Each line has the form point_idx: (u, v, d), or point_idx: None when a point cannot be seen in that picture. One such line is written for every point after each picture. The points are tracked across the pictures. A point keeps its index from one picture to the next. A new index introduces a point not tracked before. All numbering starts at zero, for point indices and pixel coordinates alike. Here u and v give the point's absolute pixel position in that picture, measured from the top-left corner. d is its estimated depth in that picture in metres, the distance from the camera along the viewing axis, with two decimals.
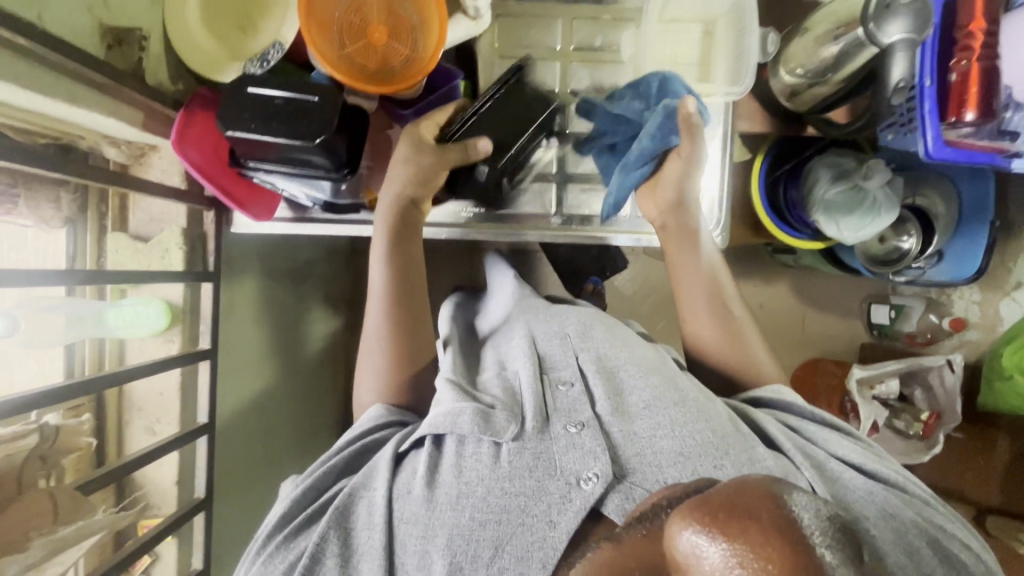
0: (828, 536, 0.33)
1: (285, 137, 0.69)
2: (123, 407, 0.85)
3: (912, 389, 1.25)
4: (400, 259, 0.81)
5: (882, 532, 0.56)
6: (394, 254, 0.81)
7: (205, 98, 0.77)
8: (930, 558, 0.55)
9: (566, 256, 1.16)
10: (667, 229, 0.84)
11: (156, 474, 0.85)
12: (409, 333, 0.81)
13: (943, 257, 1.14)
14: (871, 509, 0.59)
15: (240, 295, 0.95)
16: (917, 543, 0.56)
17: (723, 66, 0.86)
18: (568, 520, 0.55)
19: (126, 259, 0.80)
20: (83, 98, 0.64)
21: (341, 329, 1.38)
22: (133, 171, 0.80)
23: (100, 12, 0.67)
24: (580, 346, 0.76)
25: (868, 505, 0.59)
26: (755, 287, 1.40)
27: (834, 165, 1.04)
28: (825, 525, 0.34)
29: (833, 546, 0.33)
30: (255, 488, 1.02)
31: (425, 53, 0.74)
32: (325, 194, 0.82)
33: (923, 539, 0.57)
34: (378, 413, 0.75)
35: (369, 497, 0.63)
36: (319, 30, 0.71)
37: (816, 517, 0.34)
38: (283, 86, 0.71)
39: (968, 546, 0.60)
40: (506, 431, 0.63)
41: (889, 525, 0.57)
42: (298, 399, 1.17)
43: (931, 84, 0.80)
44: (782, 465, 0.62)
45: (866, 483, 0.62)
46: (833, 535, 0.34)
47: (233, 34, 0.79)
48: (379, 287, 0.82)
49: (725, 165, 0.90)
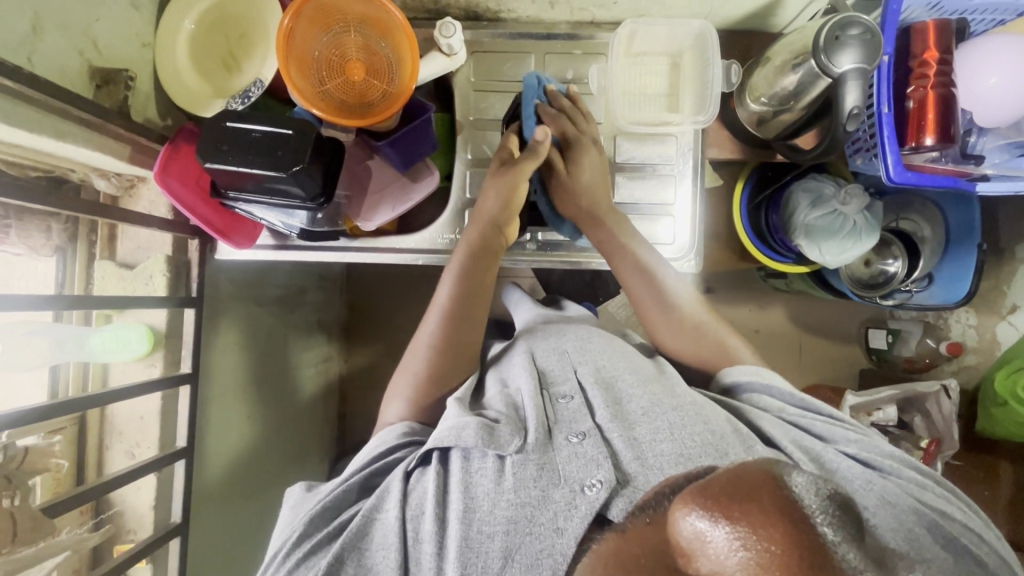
0: (829, 515, 0.30)
1: (262, 169, 0.66)
2: (102, 433, 0.79)
3: (911, 416, 1.22)
4: (468, 279, 0.78)
5: (883, 518, 0.53)
6: (465, 271, 0.79)
7: (191, 133, 0.75)
8: (931, 544, 0.52)
9: (561, 280, 1.15)
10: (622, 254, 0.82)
11: (133, 497, 0.78)
12: (462, 343, 0.77)
13: (933, 280, 1.15)
14: (872, 498, 0.55)
15: (226, 321, 0.92)
16: (918, 531, 0.53)
17: (690, 96, 0.84)
18: (575, 525, 0.53)
19: (112, 286, 0.77)
20: (70, 133, 0.62)
21: (333, 358, 1.34)
22: (123, 203, 0.78)
23: (91, 54, 0.64)
24: (578, 360, 0.74)
25: (866, 493, 0.56)
26: (752, 312, 1.40)
27: (813, 189, 1.03)
28: (826, 503, 0.31)
29: (835, 524, 0.30)
30: (239, 529, 0.96)
31: (400, 86, 0.75)
32: (301, 222, 0.79)
33: (923, 524, 0.54)
34: (399, 432, 0.70)
35: (385, 518, 0.58)
36: (297, 68, 0.72)
37: (817, 495, 0.31)
38: (264, 119, 0.68)
39: (971, 529, 0.56)
40: (510, 444, 0.60)
41: (888, 510, 0.54)
42: (288, 433, 1.12)
43: (886, 111, 0.75)
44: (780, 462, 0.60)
45: (863, 470, 0.59)
46: (836, 514, 0.30)
47: (220, 70, 0.77)
48: (442, 297, 0.78)
49: (697, 195, 0.88)
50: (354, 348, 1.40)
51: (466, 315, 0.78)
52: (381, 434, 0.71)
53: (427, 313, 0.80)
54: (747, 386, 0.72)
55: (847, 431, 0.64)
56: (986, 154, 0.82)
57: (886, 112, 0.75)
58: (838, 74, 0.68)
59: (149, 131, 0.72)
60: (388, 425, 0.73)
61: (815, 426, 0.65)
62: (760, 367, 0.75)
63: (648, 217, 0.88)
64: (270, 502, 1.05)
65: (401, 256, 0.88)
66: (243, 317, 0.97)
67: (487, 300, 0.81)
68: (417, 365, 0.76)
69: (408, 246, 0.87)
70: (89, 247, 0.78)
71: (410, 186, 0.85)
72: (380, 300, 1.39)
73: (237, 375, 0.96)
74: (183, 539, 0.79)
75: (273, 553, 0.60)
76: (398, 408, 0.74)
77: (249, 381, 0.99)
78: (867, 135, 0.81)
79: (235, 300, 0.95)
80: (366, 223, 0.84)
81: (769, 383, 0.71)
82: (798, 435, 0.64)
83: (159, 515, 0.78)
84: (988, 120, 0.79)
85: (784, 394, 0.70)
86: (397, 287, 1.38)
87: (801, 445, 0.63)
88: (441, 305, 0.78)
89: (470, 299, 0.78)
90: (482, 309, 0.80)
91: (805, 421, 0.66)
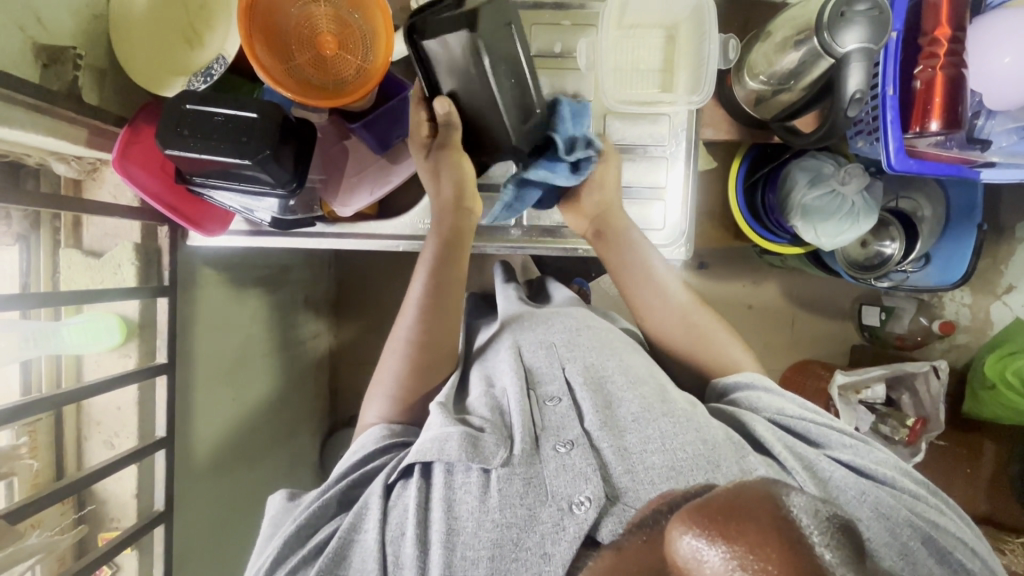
0: (829, 536, 0.30)
1: (229, 157, 0.63)
2: (81, 423, 0.78)
3: (899, 394, 1.22)
4: (444, 269, 0.75)
5: (877, 533, 0.53)
6: (438, 262, 0.75)
7: (152, 112, 0.70)
8: (925, 559, 0.53)
9: (551, 259, 1.12)
10: (629, 279, 0.80)
11: (115, 486, 0.78)
12: (443, 335, 0.75)
13: (929, 261, 1.13)
14: (865, 510, 0.55)
15: (206, 306, 0.90)
16: (913, 546, 0.53)
17: (685, 73, 0.79)
18: (563, 550, 0.51)
19: (80, 276, 0.75)
20: (16, 119, 0.58)
21: (322, 335, 1.33)
22: (86, 187, 0.75)
23: (34, 31, 0.59)
24: (566, 357, 0.72)
25: (860, 505, 0.55)
26: (744, 290, 1.38)
27: (812, 168, 1.00)
28: (825, 522, 0.30)
29: (835, 546, 0.29)
30: (230, 511, 0.97)
31: (376, 62, 0.69)
32: (271, 209, 0.76)
33: (917, 537, 0.54)
34: (381, 434, 0.68)
35: (363, 541, 0.57)
36: (262, 41, 0.66)
37: (817, 517, 0.30)
38: (225, 102, 0.64)
39: (963, 540, 0.56)
40: (495, 457, 0.58)
41: (883, 524, 0.54)
42: (278, 412, 1.12)
43: (891, 94, 0.72)
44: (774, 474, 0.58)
45: (858, 480, 0.57)
46: (835, 534, 0.30)
47: (179, 45, 0.71)
48: (417, 294, 0.75)
49: (690, 176, 0.84)
50: (343, 325, 1.38)
51: (443, 307, 0.75)
52: (360, 439, 0.69)
53: (402, 309, 0.76)
54: (746, 388, 0.70)
55: (843, 437, 0.62)
56: (994, 138, 0.79)
57: (891, 94, 0.72)
58: (841, 54, 0.64)
59: (106, 113, 0.68)
60: (368, 425, 0.71)
61: (811, 433, 0.63)
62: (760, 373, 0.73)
63: (638, 200, 0.85)
64: (261, 482, 1.06)
65: (381, 242, 0.85)
66: (224, 301, 0.95)
67: (462, 287, 0.78)
68: (396, 364, 0.73)
69: (389, 231, 0.85)
70: (53, 234, 0.76)
71: (389, 168, 0.81)
72: (367, 276, 1.37)
73: (220, 361, 0.94)
74: (167, 526, 0.79)
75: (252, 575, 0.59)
76: (378, 405, 0.72)
77: (234, 368, 0.98)
78: (869, 118, 0.77)
79: (215, 284, 0.93)
80: (343, 207, 0.80)
81: (768, 386, 0.69)
82: (793, 442, 0.62)
83: (142, 504, 0.79)
84: (997, 104, 0.75)
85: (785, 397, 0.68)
86: (386, 263, 1.35)
87: (794, 452, 0.61)
88: (417, 302, 0.75)
89: (444, 291, 0.75)
90: (457, 295, 0.77)
91: (800, 428, 0.64)
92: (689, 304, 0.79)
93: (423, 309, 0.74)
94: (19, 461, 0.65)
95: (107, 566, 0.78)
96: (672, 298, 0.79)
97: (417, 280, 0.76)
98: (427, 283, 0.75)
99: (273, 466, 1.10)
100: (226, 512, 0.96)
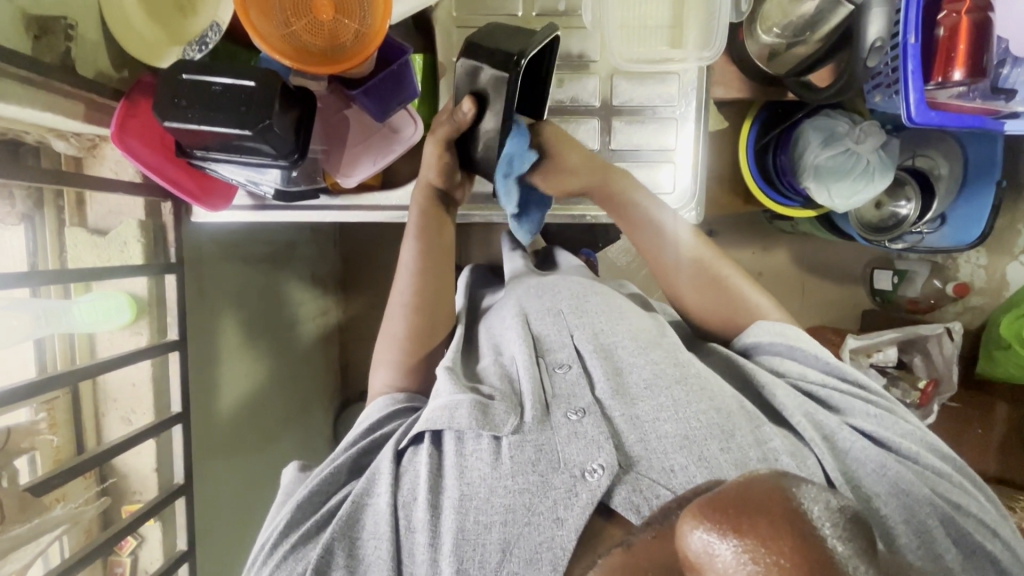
0: (841, 529, 0.29)
1: (228, 128, 0.61)
2: (99, 400, 0.80)
3: (911, 356, 1.21)
4: (428, 234, 0.76)
5: (894, 510, 0.52)
6: (422, 229, 0.76)
7: (148, 85, 0.69)
8: (943, 538, 0.51)
9: (557, 229, 1.11)
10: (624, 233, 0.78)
11: (135, 461, 0.80)
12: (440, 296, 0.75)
13: (946, 221, 1.09)
14: (883, 485, 0.54)
15: (214, 284, 0.90)
16: (931, 524, 0.52)
17: (695, 28, 0.76)
18: (577, 515, 0.51)
19: (86, 254, 0.75)
20: (8, 92, 0.56)
21: (330, 312, 1.33)
22: (87, 164, 0.74)
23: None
24: (575, 324, 0.71)
25: (879, 481, 0.55)
26: (755, 256, 1.36)
27: (825, 127, 0.97)
28: (837, 515, 0.30)
29: (848, 539, 0.29)
30: (246, 485, 0.99)
31: (374, 27, 0.66)
32: (274, 181, 0.75)
33: (936, 518, 0.52)
34: (384, 404, 0.68)
35: (375, 504, 0.58)
36: (257, 8, 0.64)
37: (828, 508, 0.30)
38: (223, 70, 0.62)
39: (984, 523, 0.54)
40: (506, 424, 0.58)
41: (902, 502, 0.53)
42: (290, 387, 1.13)
43: (913, 42, 0.68)
44: (790, 445, 0.57)
45: (878, 453, 0.57)
46: (848, 527, 0.29)
47: (173, 13, 0.69)
48: (408, 260, 0.76)
49: (699, 139, 0.82)
50: (350, 303, 1.38)
51: (434, 272, 0.76)
52: (368, 407, 0.70)
53: (395, 276, 0.77)
54: (769, 347, 0.69)
55: (867, 406, 0.62)
56: (1020, 86, 0.75)
57: (913, 43, 0.68)
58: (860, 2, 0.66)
59: (101, 86, 0.66)
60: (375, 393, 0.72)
61: (830, 399, 0.63)
62: (787, 325, 0.71)
63: (647, 164, 0.82)
64: (274, 456, 1.07)
65: (387, 214, 0.85)
66: (233, 278, 0.95)
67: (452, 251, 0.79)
68: (395, 330, 0.74)
69: (392, 204, 0.84)
70: (58, 213, 0.75)
71: (391, 137, 0.79)
72: (373, 251, 1.36)
73: (232, 337, 0.95)
74: (187, 497, 0.81)
75: (263, 540, 0.60)
76: (383, 373, 0.73)
77: (244, 347, 0.99)
78: (889, 71, 0.75)
79: (222, 262, 0.92)
80: (346, 179, 0.79)
81: (792, 345, 0.68)
82: (814, 411, 0.61)
83: (162, 477, 0.81)
84: None
85: (810, 360, 0.67)
86: (391, 238, 1.34)
87: (815, 421, 0.61)
88: (408, 267, 0.75)
89: (435, 255, 0.76)
90: (450, 267, 0.78)
91: (821, 395, 0.64)
92: (700, 250, 0.77)
93: (416, 275, 0.75)
94: (39, 437, 0.66)
95: (132, 538, 0.80)
96: (681, 253, 0.77)
97: (406, 247, 0.76)
98: (417, 250, 0.76)
99: (288, 441, 1.12)
100: (240, 487, 0.98)
